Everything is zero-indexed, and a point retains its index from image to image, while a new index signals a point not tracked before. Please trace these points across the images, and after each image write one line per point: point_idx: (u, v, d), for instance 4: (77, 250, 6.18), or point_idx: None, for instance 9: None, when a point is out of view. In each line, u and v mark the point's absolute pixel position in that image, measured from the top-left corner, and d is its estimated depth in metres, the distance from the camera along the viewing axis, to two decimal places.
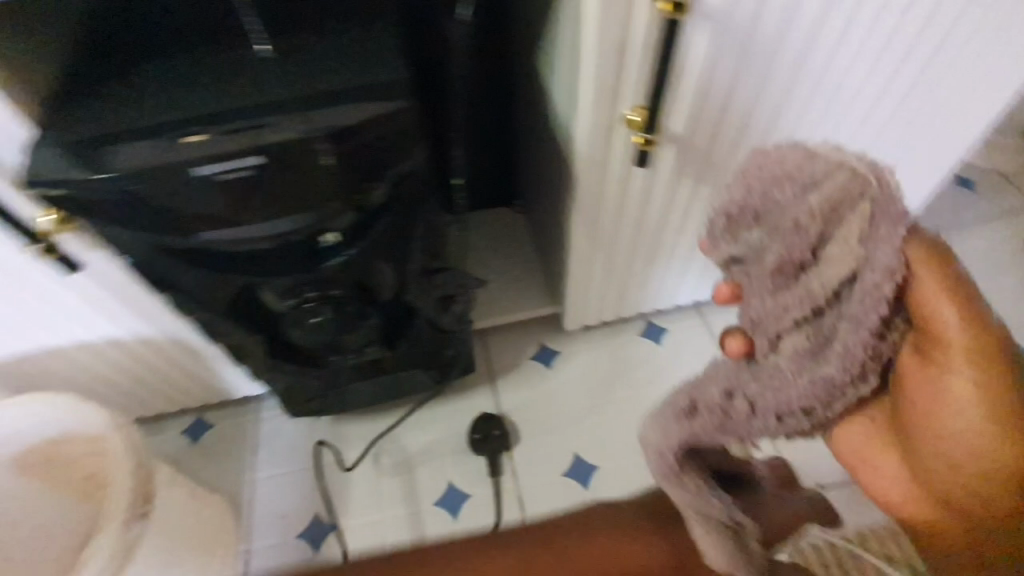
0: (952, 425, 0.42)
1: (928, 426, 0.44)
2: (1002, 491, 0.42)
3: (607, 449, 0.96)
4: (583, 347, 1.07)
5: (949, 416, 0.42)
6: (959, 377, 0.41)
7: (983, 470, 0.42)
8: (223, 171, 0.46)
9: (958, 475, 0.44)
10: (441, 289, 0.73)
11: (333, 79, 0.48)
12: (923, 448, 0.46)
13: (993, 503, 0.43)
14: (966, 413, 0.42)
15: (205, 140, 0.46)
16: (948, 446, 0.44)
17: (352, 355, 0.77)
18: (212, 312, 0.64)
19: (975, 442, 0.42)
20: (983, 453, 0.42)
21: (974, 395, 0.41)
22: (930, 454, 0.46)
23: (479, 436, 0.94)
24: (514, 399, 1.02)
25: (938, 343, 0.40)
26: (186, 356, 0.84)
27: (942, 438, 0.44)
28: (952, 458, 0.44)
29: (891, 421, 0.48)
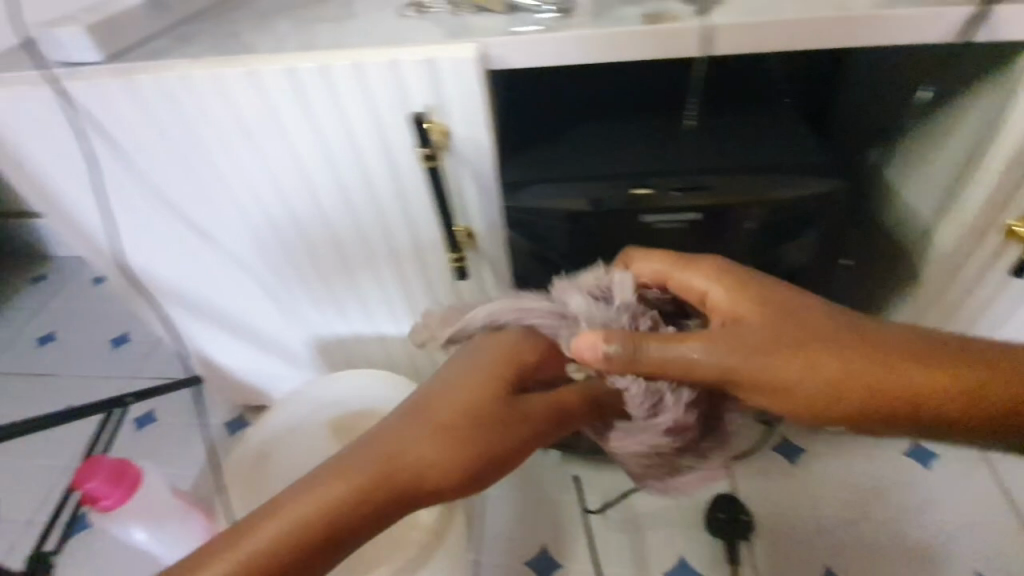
0: (727, 369, 0.41)
1: (777, 382, 0.40)
2: (938, 371, 0.38)
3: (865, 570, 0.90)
4: (832, 452, 1.02)
5: (801, 371, 0.39)
6: (717, 315, 0.45)
7: (888, 344, 0.39)
8: (653, 216, 0.59)
9: (905, 382, 0.38)
10: None
11: (760, 152, 0.61)
12: (831, 404, 0.39)
13: (971, 397, 0.37)
14: (761, 322, 0.42)
15: (654, 196, 0.58)
16: (808, 381, 0.39)
17: None
18: None
19: (793, 371, 0.39)
20: (855, 358, 0.39)
21: (778, 363, 0.40)
22: (798, 396, 0.40)
23: (724, 516, 0.91)
24: (753, 488, 0.99)
25: (734, 326, 0.42)
26: None
27: (804, 376, 0.39)
28: (855, 398, 0.38)
29: (810, 405, 0.40)
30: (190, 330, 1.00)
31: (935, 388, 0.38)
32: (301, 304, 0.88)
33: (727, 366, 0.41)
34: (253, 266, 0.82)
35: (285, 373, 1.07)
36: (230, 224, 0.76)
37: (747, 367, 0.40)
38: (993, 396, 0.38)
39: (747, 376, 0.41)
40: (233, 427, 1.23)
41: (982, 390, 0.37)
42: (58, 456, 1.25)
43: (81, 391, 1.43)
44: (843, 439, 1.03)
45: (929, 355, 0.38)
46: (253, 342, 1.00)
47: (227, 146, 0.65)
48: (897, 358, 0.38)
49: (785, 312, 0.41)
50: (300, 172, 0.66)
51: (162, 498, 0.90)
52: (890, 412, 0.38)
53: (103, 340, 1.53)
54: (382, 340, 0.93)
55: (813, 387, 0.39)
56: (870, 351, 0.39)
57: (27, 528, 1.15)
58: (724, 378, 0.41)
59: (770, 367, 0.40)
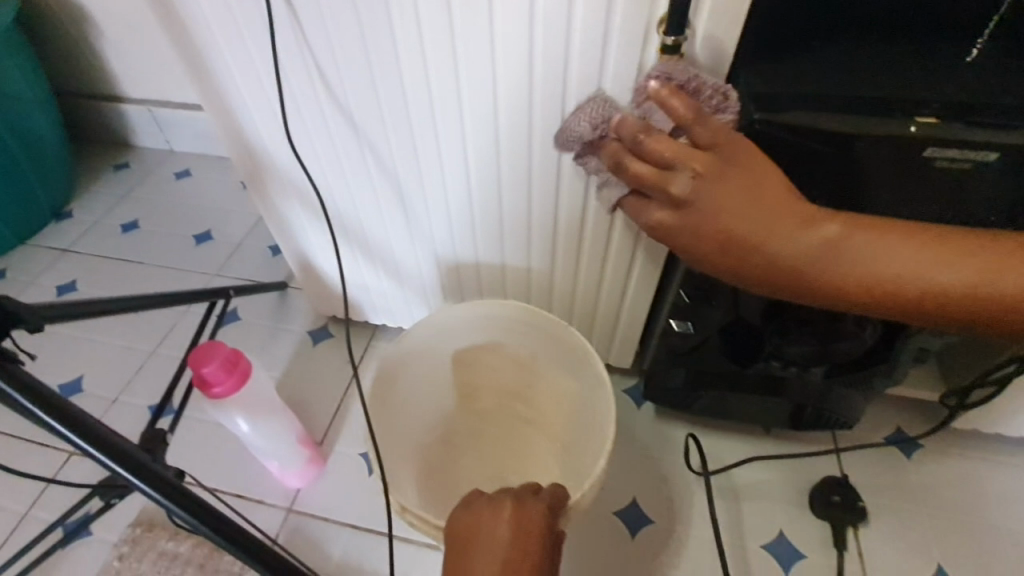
0: (765, 255, 0.43)
1: (870, 291, 0.43)
2: (991, 273, 0.42)
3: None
4: (952, 453, 0.95)
5: (840, 271, 0.43)
6: (773, 225, 0.43)
7: (952, 258, 0.42)
8: (946, 159, 0.46)
9: (971, 286, 0.42)
10: (928, 341, 0.67)
11: None
12: (895, 295, 0.43)
13: (1023, 299, 0.42)
14: (801, 238, 0.43)
15: (941, 124, 0.45)
16: (871, 280, 0.43)
17: (788, 367, 0.74)
18: (721, 283, 0.67)
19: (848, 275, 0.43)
20: (927, 272, 0.42)
21: (776, 233, 0.43)
22: (894, 299, 0.43)
23: (840, 499, 0.88)
24: (863, 476, 0.93)
25: (748, 247, 0.43)
26: (592, 309, 0.92)
27: (854, 281, 0.43)
28: (920, 290, 0.43)
29: (870, 298, 0.44)
30: (303, 229, 0.97)
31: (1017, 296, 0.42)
32: (430, 219, 0.84)
33: (764, 248, 0.43)
34: (396, 171, 0.78)
35: (385, 290, 1.05)
36: (388, 119, 0.71)
37: (793, 265, 0.43)
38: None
39: (766, 268, 0.44)
40: (317, 336, 1.22)
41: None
42: (144, 339, 1.26)
43: (164, 280, 1.44)
44: (965, 442, 0.96)
45: (977, 259, 0.42)
46: (360, 251, 0.96)
47: (420, 25, 0.59)
48: (973, 262, 0.42)
49: (793, 213, 0.43)
50: (492, 67, 0.61)
51: (268, 393, 0.89)
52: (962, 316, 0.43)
53: (187, 234, 1.53)
54: (502, 269, 0.89)
55: (851, 282, 0.43)
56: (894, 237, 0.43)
57: (114, 402, 1.17)
58: (762, 267, 0.44)
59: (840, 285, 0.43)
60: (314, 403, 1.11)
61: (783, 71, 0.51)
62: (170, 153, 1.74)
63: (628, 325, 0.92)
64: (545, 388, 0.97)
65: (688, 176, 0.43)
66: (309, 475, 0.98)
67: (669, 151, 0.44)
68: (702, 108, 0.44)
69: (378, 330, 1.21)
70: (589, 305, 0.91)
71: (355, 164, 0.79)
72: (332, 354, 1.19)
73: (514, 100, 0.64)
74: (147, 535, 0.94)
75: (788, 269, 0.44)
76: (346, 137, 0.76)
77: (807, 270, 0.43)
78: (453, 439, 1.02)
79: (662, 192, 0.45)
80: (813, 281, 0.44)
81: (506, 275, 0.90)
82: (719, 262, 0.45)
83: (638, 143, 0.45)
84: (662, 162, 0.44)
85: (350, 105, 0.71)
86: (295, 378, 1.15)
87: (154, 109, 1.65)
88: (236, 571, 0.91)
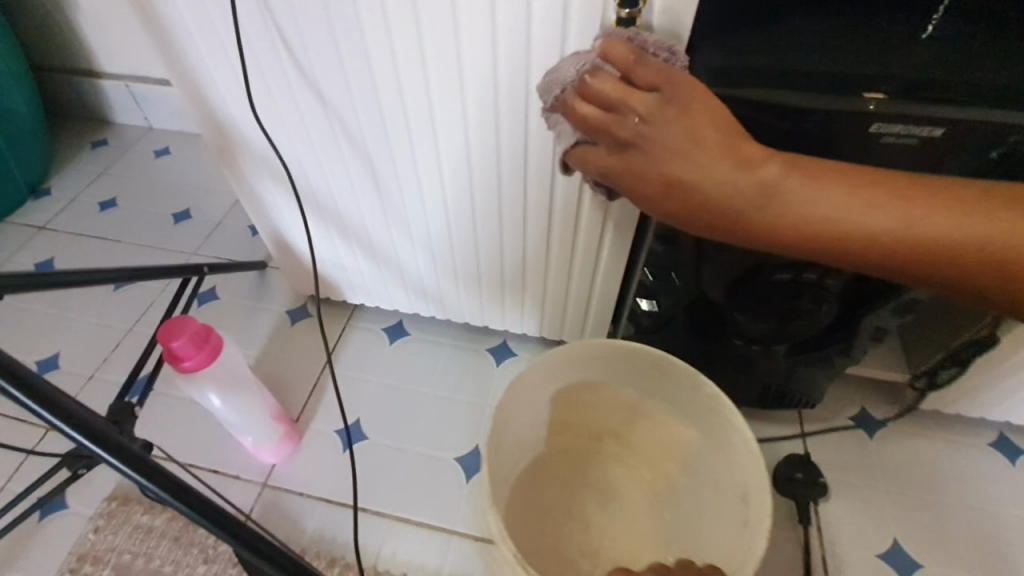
0: (700, 189, 0.41)
1: (818, 235, 0.41)
2: (944, 216, 0.39)
3: (937, 550, 0.87)
4: (914, 431, 0.97)
5: (786, 213, 0.41)
6: (712, 164, 0.41)
7: (904, 199, 0.40)
8: (893, 134, 0.47)
9: (923, 231, 0.39)
10: (884, 320, 0.69)
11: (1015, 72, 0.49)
12: (844, 237, 0.41)
13: (978, 244, 0.39)
14: (744, 176, 0.41)
15: (892, 100, 0.47)
16: (819, 223, 0.41)
17: (751, 346, 0.75)
18: (685, 262, 0.67)
19: (794, 217, 0.41)
20: (879, 214, 0.40)
21: (724, 173, 0.41)
22: (843, 245, 0.41)
23: (801, 475, 0.90)
24: (827, 453, 0.96)
25: (688, 188, 0.42)
26: (564, 289, 0.92)
27: (799, 223, 0.41)
28: (869, 235, 0.40)
29: (818, 242, 0.41)
30: (278, 207, 0.96)
31: (973, 240, 0.39)
32: (402, 196, 0.84)
33: (701, 181, 0.41)
34: (366, 148, 0.78)
35: (361, 269, 1.05)
36: (356, 95, 0.70)
37: (736, 207, 0.42)
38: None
39: (706, 208, 0.42)
40: (294, 315, 1.22)
41: (981, 242, 0.39)
42: (121, 317, 1.26)
43: (142, 257, 1.43)
44: (927, 421, 0.99)
45: (929, 199, 0.39)
46: (334, 229, 0.96)
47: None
48: (925, 204, 0.40)
49: (737, 154, 0.41)
50: (457, 43, 0.61)
51: (240, 369, 0.89)
52: (916, 263, 0.40)
53: (165, 213, 1.52)
54: (474, 248, 0.90)
55: (797, 225, 0.41)
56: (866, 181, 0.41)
57: (90, 379, 1.17)
58: (704, 209, 0.42)
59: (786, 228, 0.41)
60: (290, 381, 1.12)
61: (741, 48, 0.51)
62: (149, 131, 1.72)
63: (600, 304, 0.93)
64: (645, 432, 0.88)
65: (635, 121, 0.43)
66: (283, 451, 0.98)
67: (615, 93, 0.44)
68: (645, 52, 0.45)
69: (356, 309, 1.21)
70: (561, 285, 0.92)
71: (326, 140, 0.79)
72: (310, 333, 1.19)
73: (479, 78, 0.64)
74: (122, 509, 0.95)
75: (732, 212, 0.42)
76: (315, 113, 0.75)
77: (751, 210, 0.41)
78: (547, 488, 0.90)
79: (610, 136, 0.45)
80: (755, 223, 0.42)
81: (479, 254, 0.90)
82: (662, 206, 0.44)
83: (586, 85, 0.45)
84: (606, 105, 0.44)
85: (317, 81, 0.70)
86: (272, 356, 1.16)
87: (131, 85, 1.63)
88: (210, 543, 0.92)
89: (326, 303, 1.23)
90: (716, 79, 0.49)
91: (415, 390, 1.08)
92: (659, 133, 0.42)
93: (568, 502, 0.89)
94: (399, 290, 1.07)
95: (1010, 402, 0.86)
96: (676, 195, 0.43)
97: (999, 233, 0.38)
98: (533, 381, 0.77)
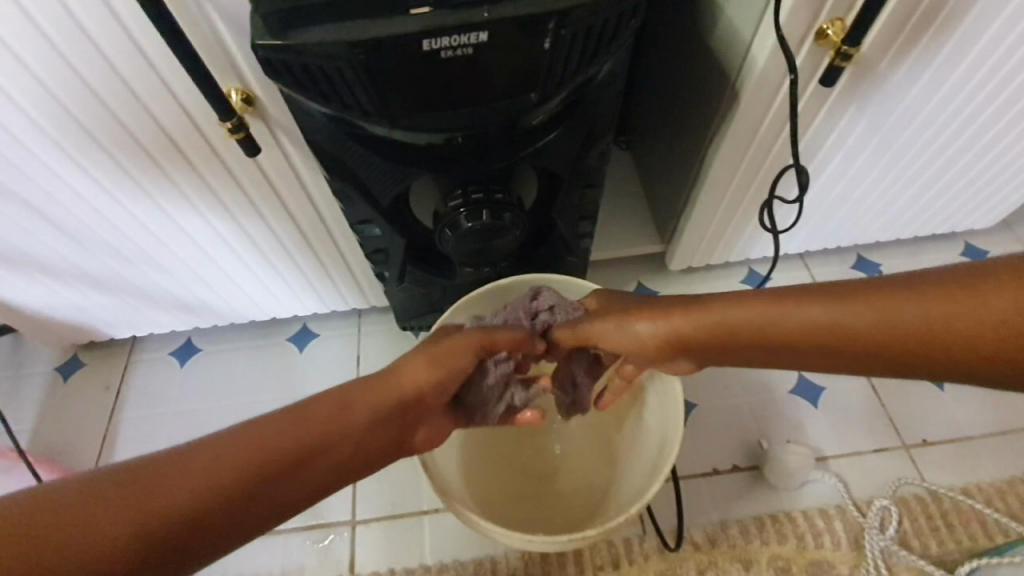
0: (726, 337, 0.52)
1: (132, 514, 0.41)
2: (911, 306, 0.45)
3: (715, 388, 0.94)
4: (683, 289, 1.06)
5: (277, 431, 0.48)
6: (647, 325, 0.56)
7: (890, 306, 0.46)
8: (447, 48, 0.47)
9: (890, 327, 0.46)
10: (584, 209, 0.73)
11: None
12: (259, 491, 0.46)
13: (919, 328, 0.45)
14: (727, 314, 0.52)
15: (434, 13, 0.46)
16: (293, 480, 0.48)
17: (481, 268, 0.76)
18: (373, 209, 0.66)
19: (259, 441, 0.47)
20: (832, 324, 0.48)
21: (759, 324, 0.51)
22: (169, 500, 0.42)
23: None
24: None
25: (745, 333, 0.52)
26: (319, 262, 0.88)
27: (168, 478, 0.43)
28: (907, 337, 0.45)
29: (252, 492, 0.46)
30: None
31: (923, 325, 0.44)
32: (80, 219, 0.74)
33: (728, 338, 0.52)
34: None
35: (102, 305, 0.93)
36: None
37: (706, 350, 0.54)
38: (992, 329, 0.42)
39: (717, 335, 0.53)
40: (67, 370, 1.07)
41: (920, 322, 0.44)
42: None
43: None
44: (698, 276, 1.07)
45: (946, 292, 0.44)
46: (36, 273, 0.84)
47: None
48: (862, 309, 0.47)
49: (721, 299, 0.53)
50: None
51: None
52: (943, 352, 0.44)
53: None
54: (202, 250, 0.82)
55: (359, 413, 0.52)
56: (878, 302, 0.46)
57: None
58: (734, 340, 0.52)
59: (324, 413, 0.51)
60: (78, 443, 1.00)
61: None
62: None
63: (362, 267, 0.90)
64: None
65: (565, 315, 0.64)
66: None
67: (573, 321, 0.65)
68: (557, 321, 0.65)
69: (134, 342, 1.09)
70: (313, 259, 0.87)
71: None
72: (86, 385, 1.05)
73: (53, 70, 0.55)
74: None
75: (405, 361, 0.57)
76: None
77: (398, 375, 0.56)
78: (512, 475, 0.80)
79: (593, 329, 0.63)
80: (804, 338, 0.49)
81: (209, 254, 0.83)
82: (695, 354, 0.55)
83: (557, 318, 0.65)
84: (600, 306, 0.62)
85: None
86: (50, 423, 1.02)
87: None
88: None
89: (99, 346, 1.09)
90: (268, 28, 0.46)
91: (219, 406, 1.02)
92: (444, 369, 0.58)
93: (526, 486, 0.79)
94: (160, 313, 0.97)
95: (743, 243, 0.96)
96: (440, 347, 0.58)
97: (954, 313, 0.43)
98: None
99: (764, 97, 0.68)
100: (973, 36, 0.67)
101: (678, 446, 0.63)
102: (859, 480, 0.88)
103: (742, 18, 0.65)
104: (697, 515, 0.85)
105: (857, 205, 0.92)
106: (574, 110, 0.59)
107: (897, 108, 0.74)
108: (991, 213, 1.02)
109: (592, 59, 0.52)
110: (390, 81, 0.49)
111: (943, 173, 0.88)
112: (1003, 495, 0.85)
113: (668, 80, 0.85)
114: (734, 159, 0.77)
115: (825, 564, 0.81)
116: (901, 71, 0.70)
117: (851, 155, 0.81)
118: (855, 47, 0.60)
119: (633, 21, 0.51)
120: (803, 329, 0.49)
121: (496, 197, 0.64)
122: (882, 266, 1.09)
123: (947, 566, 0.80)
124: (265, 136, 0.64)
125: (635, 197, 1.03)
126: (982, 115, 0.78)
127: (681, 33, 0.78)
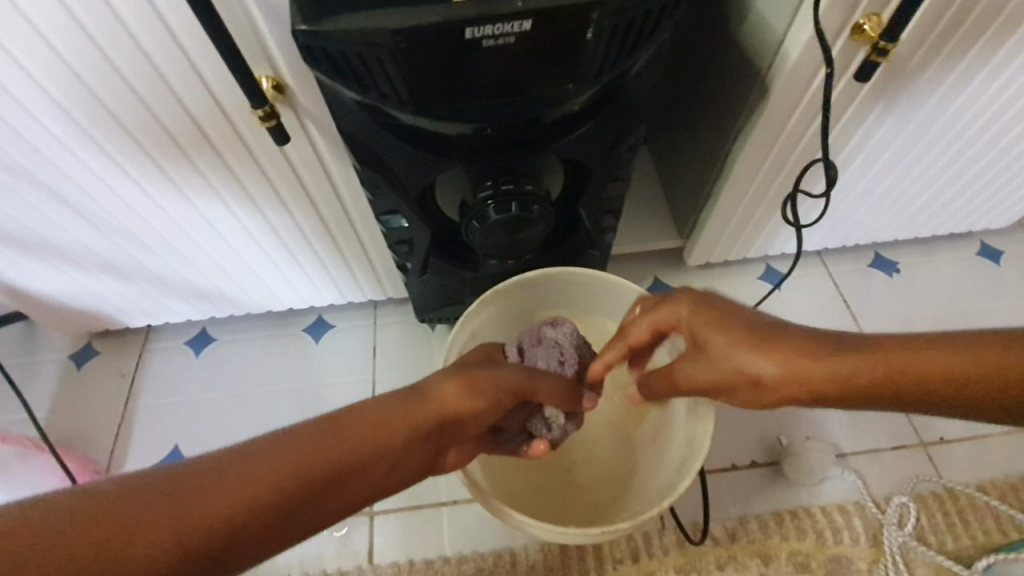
0: (788, 383, 0.50)
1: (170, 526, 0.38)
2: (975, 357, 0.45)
3: None
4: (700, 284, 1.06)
5: (321, 445, 0.45)
6: (730, 355, 0.52)
7: (953, 357, 0.46)
8: (489, 36, 0.47)
9: (981, 367, 0.45)
10: (609, 203, 0.73)
11: None
12: (299, 511, 0.43)
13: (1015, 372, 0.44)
14: (819, 361, 0.48)
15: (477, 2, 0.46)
16: (331, 502, 0.45)
17: (506, 261, 0.76)
18: (400, 200, 0.65)
19: (292, 455, 0.44)
20: (912, 366, 0.47)
21: (823, 370, 0.48)
22: (208, 514, 0.40)
23: None
24: None
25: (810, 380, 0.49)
26: (338, 253, 0.87)
27: (208, 490, 0.40)
28: (970, 386, 0.46)
29: (282, 513, 0.42)
30: None
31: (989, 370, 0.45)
32: (101, 205, 0.73)
33: (788, 384, 0.50)
34: (21, 165, 0.66)
35: (119, 293, 0.93)
36: None
37: (764, 394, 0.52)
38: None
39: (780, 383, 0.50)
40: (82, 357, 1.07)
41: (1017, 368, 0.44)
42: None
43: None
44: (715, 271, 1.07)
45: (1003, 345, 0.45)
46: (56, 259, 0.83)
47: None
48: (927, 358, 0.47)
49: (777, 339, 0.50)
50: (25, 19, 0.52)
51: None
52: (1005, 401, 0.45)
53: None
54: (222, 238, 0.81)
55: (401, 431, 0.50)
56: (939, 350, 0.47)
57: None
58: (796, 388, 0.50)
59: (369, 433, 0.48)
60: (95, 429, 1.01)
61: None
62: None
63: (381, 259, 0.89)
64: None
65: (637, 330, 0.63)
66: None
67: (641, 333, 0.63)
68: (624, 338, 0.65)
69: (149, 331, 1.09)
70: (333, 249, 0.86)
71: None
72: (102, 372, 1.05)
73: (83, 56, 0.55)
74: None
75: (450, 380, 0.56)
76: None
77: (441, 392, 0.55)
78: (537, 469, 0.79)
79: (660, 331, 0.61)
80: (868, 386, 0.48)
81: (229, 242, 0.82)
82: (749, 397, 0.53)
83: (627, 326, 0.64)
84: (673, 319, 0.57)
85: None
86: (68, 409, 1.02)
87: None
88: None
89: (114, 334, 1.09)
90: (307, 15, 0.46)
91: (236, 395, 1.02)
92: (492, 388, 0.58)
93: (550, 480, 0.79)
94: (176, 302, 0.97)
95: (763, 239, 0.96)
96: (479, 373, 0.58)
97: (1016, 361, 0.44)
98: (491, 325, 0.75)
99: (795, 92, 0.67)
100: (1007, 34, 0.66)
101: (709, 445, 0.63)
102: (877, 477, 0.88)
103: (775, 11, 0.64)
104: (716, 510, 0.85)
105: (880, 203, 0.91)
106: (608, 103, 0.58)
107: (926, 106, 0.74)
108: (1010, 213, 1.01)
109: (631, 51, 0.52)
110: (429, 71, 0.49)
111: (969, 171, 0.87)
112: (1017, 492, 0.86)
113: (694, 73, 0.84)
114: (760, 154, 0.76)
115: (841, 558, 0.81)
116: (933, 67, 0.69)
117: (877, 153, 0.80)
118: (892, 42, 0.60)
119: (675, 13, 0.50)
120: (869, 374, 0.48)
121: (524, 189, 0.63)
122: (898, 264, 1.09)
123: (962, 562, 0.81)
124: (293, 126, 0.63)
125: (654, 192, 1.03)
126: (1009, 114, 0.78)
127: (711, 24, 0.77)
